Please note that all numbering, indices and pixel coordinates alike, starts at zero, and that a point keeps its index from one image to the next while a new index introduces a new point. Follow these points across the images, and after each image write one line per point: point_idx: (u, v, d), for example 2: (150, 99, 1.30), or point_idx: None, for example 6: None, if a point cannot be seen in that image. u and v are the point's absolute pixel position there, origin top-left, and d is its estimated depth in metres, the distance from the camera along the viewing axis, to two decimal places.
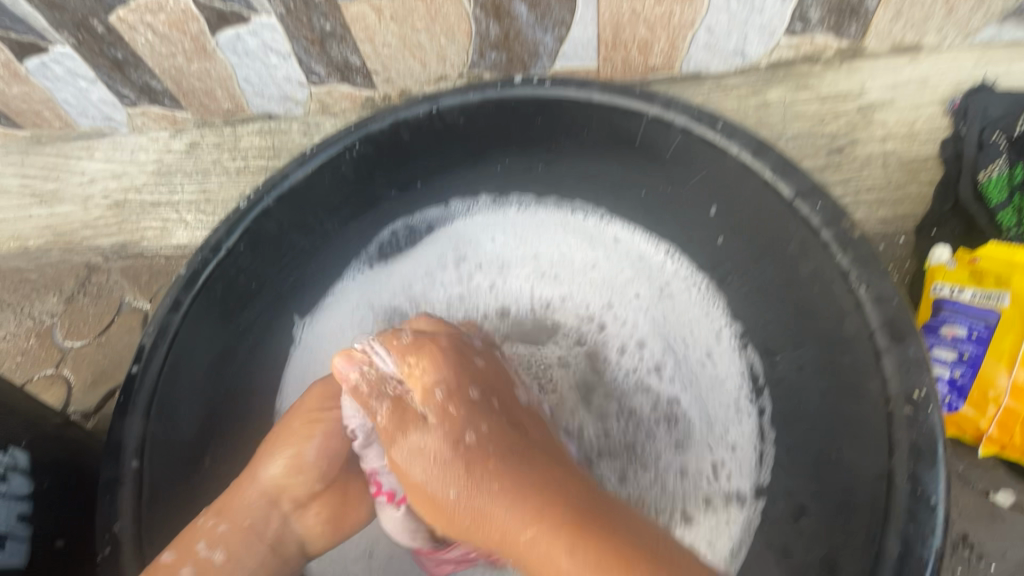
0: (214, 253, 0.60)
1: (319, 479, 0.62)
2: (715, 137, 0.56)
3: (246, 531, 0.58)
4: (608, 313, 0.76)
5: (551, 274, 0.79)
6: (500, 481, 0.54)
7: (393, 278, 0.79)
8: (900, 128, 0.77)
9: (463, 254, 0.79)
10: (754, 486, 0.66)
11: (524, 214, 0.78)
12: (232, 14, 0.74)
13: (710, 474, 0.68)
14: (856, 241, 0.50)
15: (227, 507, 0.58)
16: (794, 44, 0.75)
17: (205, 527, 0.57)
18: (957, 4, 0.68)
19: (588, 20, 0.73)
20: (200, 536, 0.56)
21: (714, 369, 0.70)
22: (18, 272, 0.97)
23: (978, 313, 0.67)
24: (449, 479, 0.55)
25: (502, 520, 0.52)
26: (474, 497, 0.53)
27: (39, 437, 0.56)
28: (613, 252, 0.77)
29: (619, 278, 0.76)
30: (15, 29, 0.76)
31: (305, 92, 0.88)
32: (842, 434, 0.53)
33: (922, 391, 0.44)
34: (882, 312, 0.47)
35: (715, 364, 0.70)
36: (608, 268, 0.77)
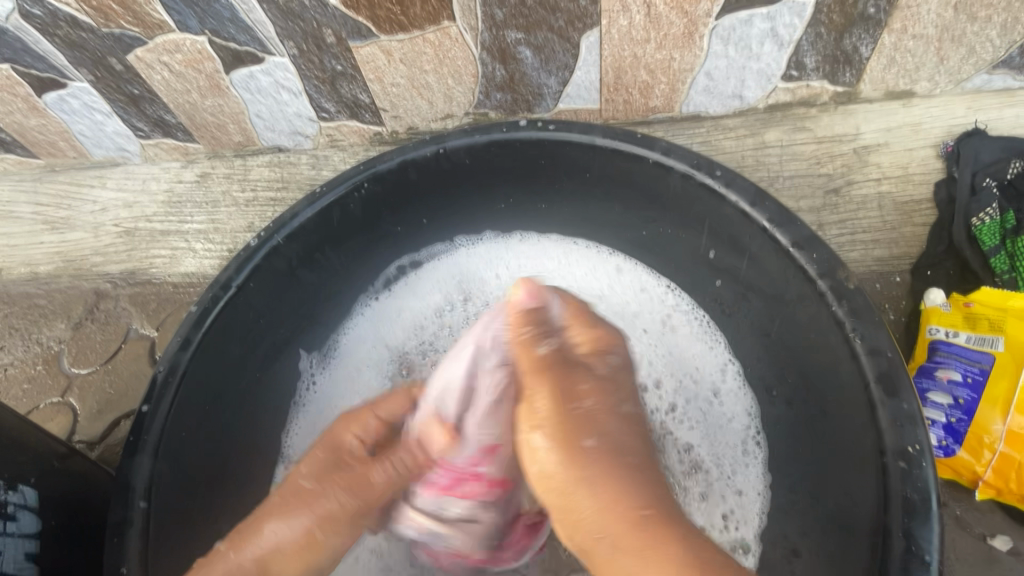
0: (224, 291, 0.61)
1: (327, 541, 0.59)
2: (713, 184, 0.58)
3: None
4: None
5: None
6: (623, 456, 0.53)
7: (399, 311, 0.80)
8: (894, 170, 0.79)
9: (468, 288, 0.80)
10: (757, 535, 0.65)
11: (527, 247, 0.79)
12: (248, 54, 0.76)
13: (717, 523, 0.66)
14: (850, 291, 0.51)
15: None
16: (790, 88, 0.78)
17: None
18: (947, 53, 0.71)
19: (590, 64, 0.76)
20: None
21: (719, 408, 0.70)
22: (26, 298, 0.98)
23: (973, 357, 0.68)
24: (575, 451, 0.52)
25: (594, 512, 0.51)
26: (587, 475, 0.52)
27: (47, 474, 0.57)
28: (617, 286, 0.77)
29: (624, 312, 0.76)
30: (36, 66, 0.79)
31: (315, 127, 0.91)
32: (839, 482, 0.54)
33: (915, 446, 0.45)
34: (876, 364, 0.48)
35: (720, 402, 0.70)
36: (611, 301, 0.76)
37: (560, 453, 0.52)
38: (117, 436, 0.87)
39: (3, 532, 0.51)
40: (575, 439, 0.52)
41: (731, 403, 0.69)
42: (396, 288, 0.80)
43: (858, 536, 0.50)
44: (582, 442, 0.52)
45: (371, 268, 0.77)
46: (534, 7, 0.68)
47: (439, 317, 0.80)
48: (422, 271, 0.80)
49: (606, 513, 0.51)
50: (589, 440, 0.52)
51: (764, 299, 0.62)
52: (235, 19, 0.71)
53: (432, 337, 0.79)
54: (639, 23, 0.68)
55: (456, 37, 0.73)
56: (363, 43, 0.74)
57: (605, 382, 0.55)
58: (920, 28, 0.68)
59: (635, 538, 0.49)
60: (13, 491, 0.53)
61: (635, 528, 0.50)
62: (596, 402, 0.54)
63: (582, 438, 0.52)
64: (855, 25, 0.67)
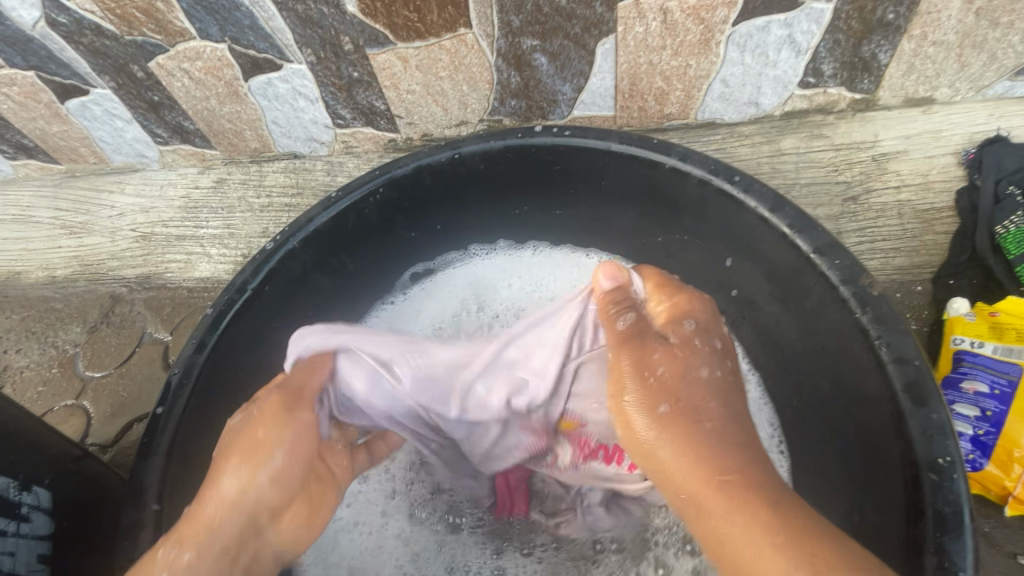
0: (240, 293, 0.61)
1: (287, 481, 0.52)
2: (731, 189, 0.57)
3: (214, 556, 0.48)
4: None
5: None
6: (710, 423, 0.49)
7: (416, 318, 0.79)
8: (914, 177, 0.78)
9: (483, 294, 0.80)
10: None
11: (541, 256, 0.80)
12: (266, 61, 0.77)
13: None
14: (875, 298, 0.50)
15: (188, 534, 0.48)
16: (808, 95, 0.77)
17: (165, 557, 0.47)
18: (968, 59, 0.70)
19: (605, 71, 0.76)
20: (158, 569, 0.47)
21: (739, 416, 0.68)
22: (44, 301, 0.99)
23: (1000, 368, 0.67)
24: (652, 402, 0.50)
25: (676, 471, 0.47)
26: (663, 432, 0.49)
27: (62, 474, 0.57)
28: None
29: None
30: (60, 73, 0.81)
31: (330, 134, 0.91)
32: (865, 496, 0.52)
33: (946, 458, 0.44)
34: (903, 373, 0.47)
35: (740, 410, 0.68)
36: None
37: (637, 414, 0.51)
38: (130, 440, 0.87)
39: (16, 533, 0.51)
40: (650, 403, 0.50)
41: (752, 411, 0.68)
42: (412, 294, 0.80)
43: (886, 552, 0.48)
44: (657, 407, 0.50)
45: (387, 274, 0.77)
46: (551, 14, 0.68)
47: (456, 322, 0.79)
48: (439, 279, 0.80)
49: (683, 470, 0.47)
50: (671, 404, 0.50)
51: (783, 306, 0.61)
52: (254, 27, 0.72)
53: None
54: (655, 30, 0.69)
55: (472, 45, 0.73)
56: (379, 50, 0.75)
57: (681, 349, 0.53)
58: (941, 34, 0.67)
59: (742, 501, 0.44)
60: (28, 492, 0.53)
61: (744, 491, 0.45)
62: (676, 364, 0.51)
63: (656, 402, 0.50)
64: (874, 31, 0.67)
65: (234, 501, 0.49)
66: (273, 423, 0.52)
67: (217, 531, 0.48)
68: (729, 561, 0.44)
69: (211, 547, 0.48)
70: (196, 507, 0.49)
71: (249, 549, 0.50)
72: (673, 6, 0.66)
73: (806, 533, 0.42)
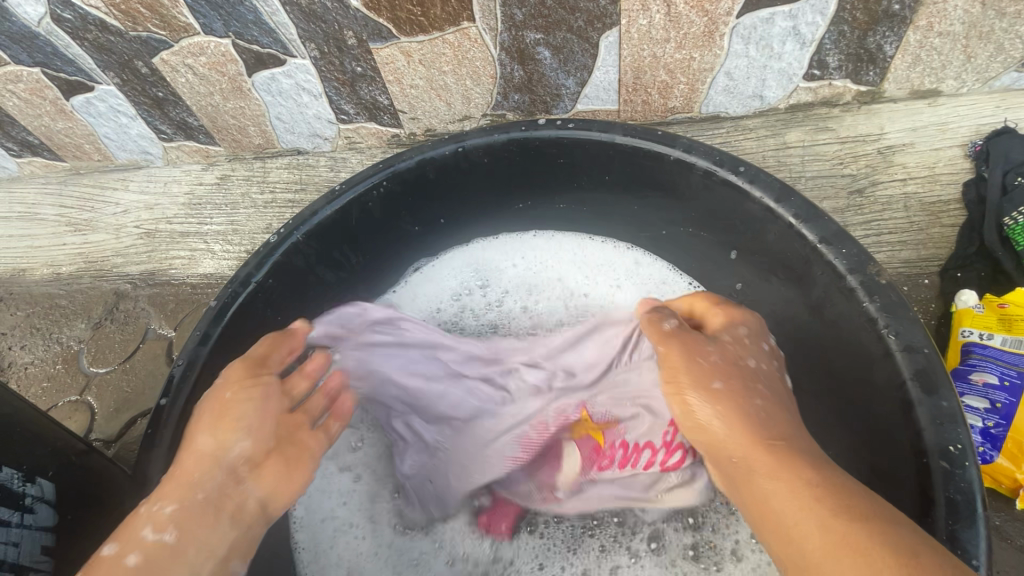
0: (244, 286, 0.61)
1: (262, 436, 0.54)
2: (737, 180, 0.57)
3: (197, 506, 0.48)
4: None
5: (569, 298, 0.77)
6: (755, 410, 0.49)
7: (418, 302, 0.78)
8: (921, 169, 0.77)
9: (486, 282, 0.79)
10: None
11: (544, 243, 0.79)
12: (270, 56, 0.78)
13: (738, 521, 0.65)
14: (883, 286, 0.50)
15: (171, 488, 0.49)
16: (813, 88, 0.77)
17: (149, 512, 0.47)
18: (975, 50, 0.70)
19: (609, 64, 0.76)
20: (144, 522, 0.47)
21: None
22: (49, 297, 0.99)
23: (1010, 360, 0.66)
24: (704, 376, 0.51)
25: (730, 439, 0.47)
26: (714, 404, 0.49)
27: (64, 467, 0.57)
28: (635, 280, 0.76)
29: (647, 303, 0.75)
30: (65, 69, 0.81)
31: (333, 130, 0.91)
32: (875, 486, 0.52)
33: (957, 445, 0.43)
34: (912, 362, 0.47)
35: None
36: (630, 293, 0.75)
37: (693, 390, 0.51)
38: (134, 435, 0.87)
39: (20, 524, 0.51)
40: (702, 380, 0.51)
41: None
42: (414, 283, 0.79)
43: None
44: (711, 383, 0.50)
45: (389, 264, 0.77)
46: (554, 7, 0.68)
47: (460, 303, 0.78)
48: (441, 267, 0.79)
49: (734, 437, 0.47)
50: (723, 389, 0.50)
51: (789, 297, 0.61)
52: (258, 22, 0.72)
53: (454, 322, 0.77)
54: (659, 22, 0.69)
55: (475, 39, 0.73)
56: (382, 44, 0.75)
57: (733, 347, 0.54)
58: (947, 25, 0.66)
59: (789, 475, 0.44)
60: (31, 483, 0.53)
61: (782, 465, 0.44)
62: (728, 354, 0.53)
63: (710, 378, 0.51)
64: (879, 23, 0.66)
65: (213, 454, 0.52)
66: (240, 384, 0.55)
67: (199, 485, 0.50)
68: (775, 523, 0.43)
69: (195, 499, 0.49)
70: (176, 466, 0.51)
71: (228, 503, 0.50)
72: None
73: (850, 496, 0.42)
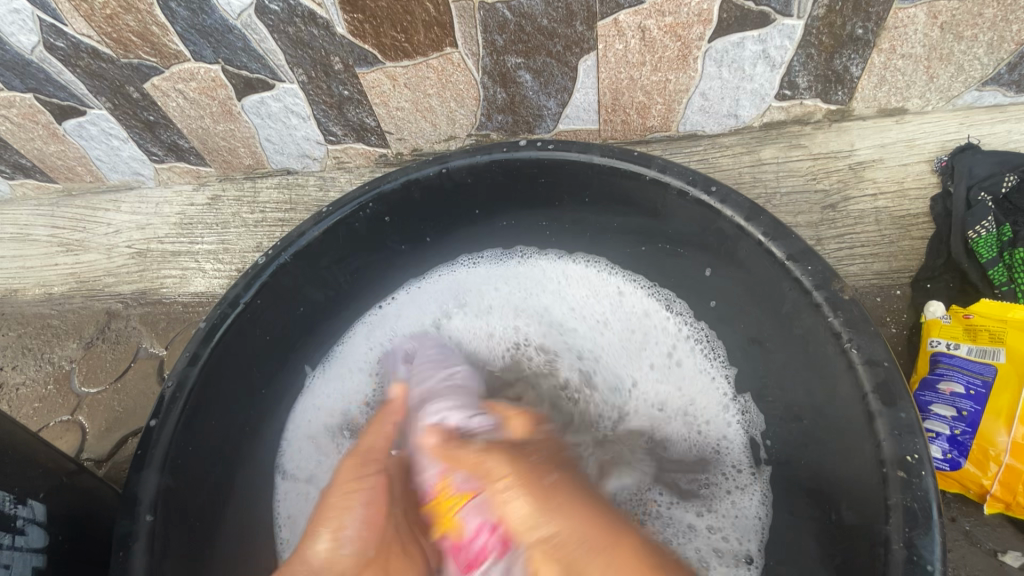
0: (232, 307, 0.62)
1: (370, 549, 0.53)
2: (709, 200, 0.59)
3: None
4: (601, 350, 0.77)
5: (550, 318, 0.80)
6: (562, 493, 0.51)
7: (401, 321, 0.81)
8: (890, 184, 0.80)
9: (464, 301, 0.82)
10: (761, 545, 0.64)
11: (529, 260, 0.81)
12: (259, 81, 0.80)
13: (704, 530, 0.66)
14: (846, 302, 0.52)
15: None
16: (785, 108, 0.80)
17: None
18: (937, 71, 0.73)
19: (588, 86, 0.78)
20: None
21: (711, 420, 0.70)
22: (40, 318, 1.00)
23: (976, 369, 0.68)
24: (538, 476, 0.53)
25: (569, 533, 0.46)
26: (548, 504, 0.49)
27: (53, 489, 0.58)
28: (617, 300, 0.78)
29: (626, 323, 0.77)
30: (57, 95, 0.83)
31: (322, 150, 0.93)
32: (839, 496, 0.54)
33: (914, 455, 0.45)
34: (874, 375, 0.49)
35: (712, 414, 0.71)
36: (609, 311, 0.78)
37: (525, 491, 0.50)
38: (125, 454, 0.88)
39: (12, 545, 0.51)
40: (536, 479, 0.52)
41: (722, 419, 0.70)
42: (400, 301, 0.81)
43: (861, 551, 0.49)
44: (544, 479, 0.53)
45: (375, 281, 0.78)
46: (533, 33, 0.71)
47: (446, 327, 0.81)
48: (424, 286, 0.82)
49: (579, 530, 0.46)
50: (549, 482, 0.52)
51: (760, 311, 0.63)
52: (247, 49, 0.74)
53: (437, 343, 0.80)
54: (635, 47, 0.72)
55: (458, 63, 0.76)
56: (368, 69, 0.77)
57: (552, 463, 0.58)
58: (908, 48, 0.69)
59: (610, 556, 0.44)
60: (23, 505, 0.54)
61: (604, 548, 0.45)
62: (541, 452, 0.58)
63: (545, 475, 0.53)
64: (844, 46, 0.69)
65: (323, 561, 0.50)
66: (350, 480, 0.59)
67: None
68: None
69: None
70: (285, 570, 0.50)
71: None
72: (651, 24, 0.68)
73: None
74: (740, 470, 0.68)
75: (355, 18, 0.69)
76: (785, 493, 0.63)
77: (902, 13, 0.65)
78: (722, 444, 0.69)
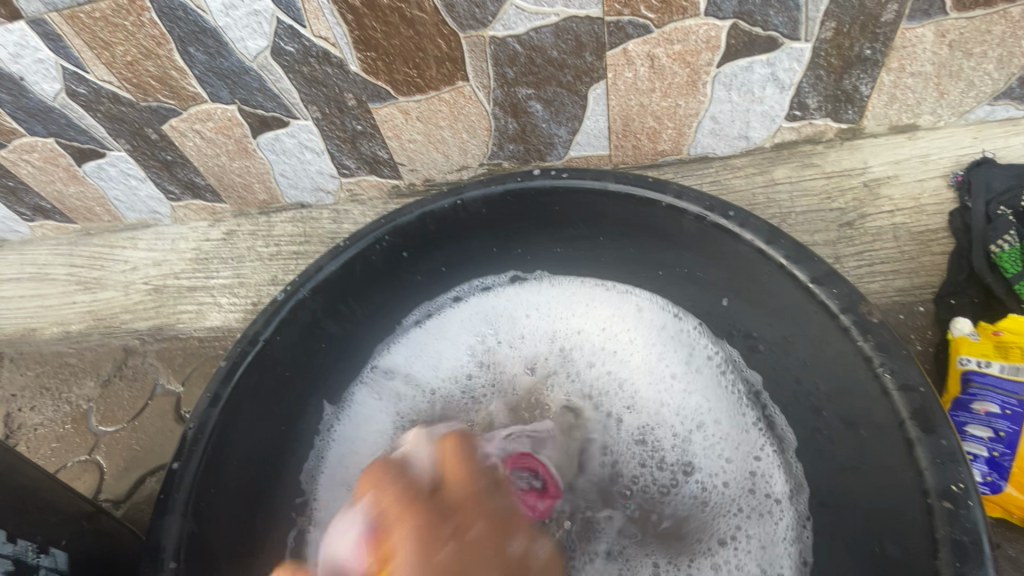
0: (252, 345, 0.62)
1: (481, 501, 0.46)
2: (727, 224, 0.59)
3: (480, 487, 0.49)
4: (652, 414, 0.74)
5: (591, 364, 0.78)
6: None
7: (451, 350, 0.80)
8: (907, 201, 0.80)
9: (525, 348, 0.80)
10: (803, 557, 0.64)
11: (586, 297, 0.79)
12: (274, 119, 0.81)
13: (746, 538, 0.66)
14: (876, 326, 0.51)
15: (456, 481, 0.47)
16: (796, 127, 0.80)
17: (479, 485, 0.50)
18: (947, 88, 0.73)
19: (598, 114, 0.79)
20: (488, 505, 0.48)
21: (736, 463, 0.70)
22: (59, 356, 1.00)
23: (1009, 388, 0.68)
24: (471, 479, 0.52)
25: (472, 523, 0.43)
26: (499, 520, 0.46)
27: (75, 536, 0.57)
28: (656, 337, 0.76)
29: (651, 367, 0.76)
30: (78, 139, 0.85)
31: (335, 183, 0.94)
32: (881, 525, 0.52)
33: (960, 485, 0.44)
34: (909, 401, 0.48)
35: (730, 461, 0.70)
36: (645, 353, 0.76)
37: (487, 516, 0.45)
38: (143, 493, 0.88)
39: None
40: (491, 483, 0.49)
41: (762, 448, 0.69)
42: (427, 334, 0.81)
43: None
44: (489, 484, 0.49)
45: (398, 316, 0.79)
46: (543, 65, 0.72)
47: (473, 355, 0.80)
48: (493, 332, 0.81)
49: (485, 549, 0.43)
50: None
51: (784, 332, 0.62)
52: (263, 89, 0.76)
53: (472, 377, 0.80)
54: (644, 74, 0.73)
55: (469, 96, 0.77)
56: (381, 104, 0.79)
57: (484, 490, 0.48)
58: (918, 66, 0.70)
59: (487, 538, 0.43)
60: (45, 554, 0.53)
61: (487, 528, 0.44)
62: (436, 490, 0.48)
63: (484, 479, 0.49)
64: (853, 67, 0.70)
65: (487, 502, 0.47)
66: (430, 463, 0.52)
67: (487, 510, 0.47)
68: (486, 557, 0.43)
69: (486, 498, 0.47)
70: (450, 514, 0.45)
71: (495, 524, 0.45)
72: (659, 52, 0.69)
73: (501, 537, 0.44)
74: (777, 488, 0.67)
75: (368, 56, 0.71)
76: (835, 522, 0.60)
77: (910, 33, 0.66)
78: (721, 481, 0.69)
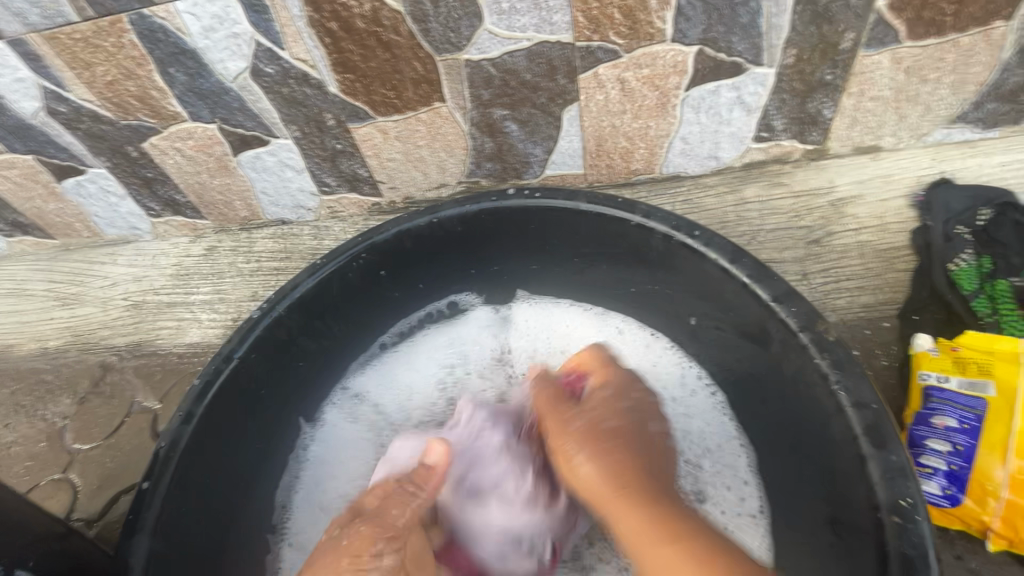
0: (227, 362, 0.63)
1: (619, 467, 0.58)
2: (693, 244, 0.61)
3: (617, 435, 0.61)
4: None
5: None
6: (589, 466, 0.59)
7: (417, 375, 0.80)
8: (872, 220, 0.82)
9: (484, 374, 0.80)
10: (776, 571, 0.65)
11: (550, 319, 0.80)
12: (255, 138, 0.83)
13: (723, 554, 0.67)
14: (832, 344, 0.54)
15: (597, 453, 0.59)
16: (764, 148, 0.82)
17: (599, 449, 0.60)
18: (906, 111, 0.76)
19: (572, 134, 0.81)
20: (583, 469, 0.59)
21: (731, 488, 0.68)
22: (34, 373, 1.00)
23: (967, 402, 0.70)
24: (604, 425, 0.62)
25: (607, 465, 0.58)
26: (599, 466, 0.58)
27: (43, 556, 0.57)
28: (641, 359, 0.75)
29: None
30: (57, 156, 0.85)
31: (316, 201, 0.95)
32: (837, 536, 0.56)
33: (908, 500, 0.48)
34: (864, 416, 0.51)
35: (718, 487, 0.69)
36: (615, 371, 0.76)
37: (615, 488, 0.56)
38: (116, 512, 0.87)
39: None
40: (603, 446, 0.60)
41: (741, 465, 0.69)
42: (394, 359, 0.80)
43: None
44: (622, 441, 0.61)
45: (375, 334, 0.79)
46: (517, 87, 0.74)
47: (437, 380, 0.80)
48: (454, 357, 0.80)
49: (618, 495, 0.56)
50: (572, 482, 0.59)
51: (750, 349, 0.64)
52: (243, 108, 0.77)
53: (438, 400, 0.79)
54: (615, 97, 0.75)
55: (446, 116, 0.79)
56: (360, 123, 0.80)
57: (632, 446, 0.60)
58: (877, 91, 0.73)
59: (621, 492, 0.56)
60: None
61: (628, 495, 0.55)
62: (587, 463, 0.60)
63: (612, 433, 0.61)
64: (815, 91, 0.73)
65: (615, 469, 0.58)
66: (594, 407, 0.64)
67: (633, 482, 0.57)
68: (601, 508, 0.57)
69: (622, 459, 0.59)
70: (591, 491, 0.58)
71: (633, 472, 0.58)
72: (629, 76, 0.71)
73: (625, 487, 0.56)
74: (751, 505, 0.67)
75: (347, 78, 0.73)
76: (801, 533, 0.62)
77: (868, 60, 0.69)
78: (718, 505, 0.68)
